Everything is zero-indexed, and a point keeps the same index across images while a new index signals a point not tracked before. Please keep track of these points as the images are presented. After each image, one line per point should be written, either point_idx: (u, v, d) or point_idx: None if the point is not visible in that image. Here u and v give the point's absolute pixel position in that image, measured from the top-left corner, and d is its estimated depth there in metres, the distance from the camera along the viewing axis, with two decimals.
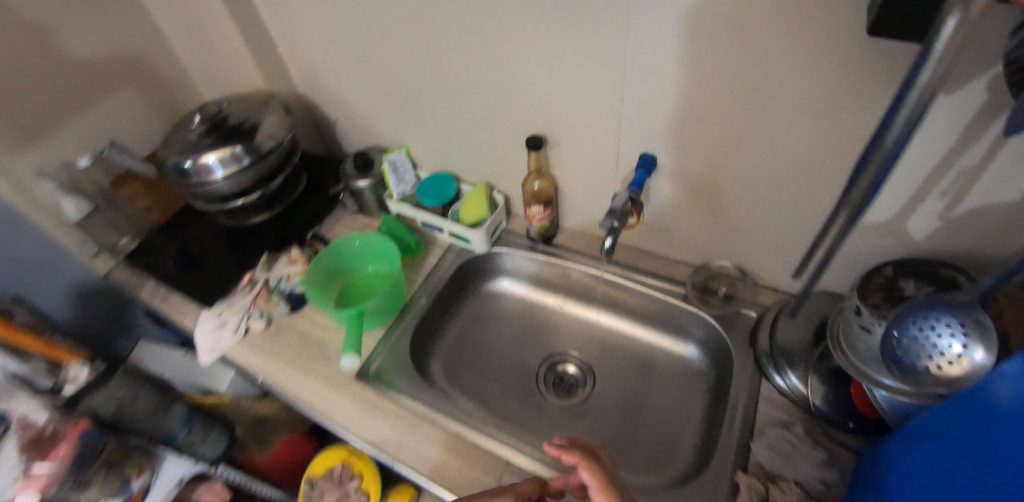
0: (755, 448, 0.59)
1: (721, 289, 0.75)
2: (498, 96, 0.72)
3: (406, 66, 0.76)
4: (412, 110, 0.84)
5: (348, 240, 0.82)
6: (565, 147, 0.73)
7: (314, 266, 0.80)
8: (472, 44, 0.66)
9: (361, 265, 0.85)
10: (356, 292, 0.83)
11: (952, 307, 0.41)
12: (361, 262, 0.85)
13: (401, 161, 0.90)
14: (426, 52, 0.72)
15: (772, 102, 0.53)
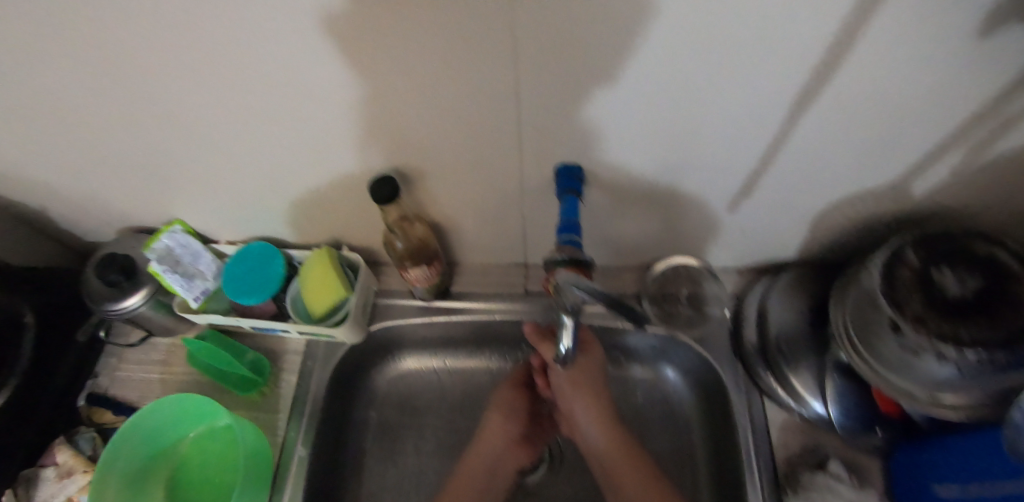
0: None
1: (681, 292, 0.56)
2: (294, 131, 0.42)
3: (101, 112, 0.41)
4: (159, 173, 0.50)
5: (135, 418, 0.50)
6: (432, 180, 0.46)
7: (97, 486, 0.47)
8: (199, 61, 0.35)
9: (181, 432, 0.53)
10: (190, 479, 0.52)
11: None
12: (179, 429, 0.53)
13: (180, 245, 0.55)
14: (122, 86, 0.38)
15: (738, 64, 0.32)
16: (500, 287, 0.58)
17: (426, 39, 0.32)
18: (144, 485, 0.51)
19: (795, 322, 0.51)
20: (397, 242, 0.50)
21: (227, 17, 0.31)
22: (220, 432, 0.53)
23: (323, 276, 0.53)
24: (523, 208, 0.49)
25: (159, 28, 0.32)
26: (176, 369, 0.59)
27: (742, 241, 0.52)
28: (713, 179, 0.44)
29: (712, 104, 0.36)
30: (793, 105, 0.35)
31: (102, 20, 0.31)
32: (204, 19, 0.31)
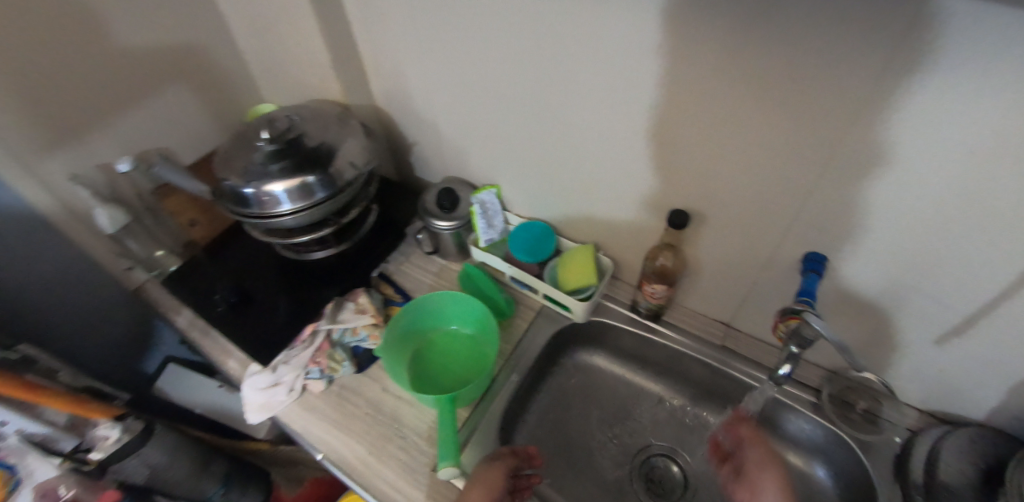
0: None
1: (858, 404, 0.64)
2: (635, 162, 0.62)
3: (524, 109, 0.66)
4: (514, 152, 0.73)
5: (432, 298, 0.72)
6: (706, 229, 0.63)
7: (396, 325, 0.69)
8: (620, 105, 0.57)
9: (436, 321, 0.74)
10: (436, 356, 0.71)
11: None
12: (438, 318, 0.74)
13: (491, 201, 0.79)
14: (553, 102, 0.62)
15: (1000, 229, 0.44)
16: (701, 331, 0.71)
17: (782, 141, 0.49)
18: (410, 344, 0.72)
19: (963, 479, 0.55)
20: (659, 259, 0.67)
21: (665, 91, 0.52)
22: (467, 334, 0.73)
23: (585, 262, 0.71)
24: (760, 277, 0.63)
25: (617, 84, 0.55)
26: (442, 282, 0.80)
27: (937, 380, 0.60)
28: (937, 316, 0.54)
29: (958, 254, 0.48)
30: (1015, 280, 0.46)
31: (588, 69, 0.55)
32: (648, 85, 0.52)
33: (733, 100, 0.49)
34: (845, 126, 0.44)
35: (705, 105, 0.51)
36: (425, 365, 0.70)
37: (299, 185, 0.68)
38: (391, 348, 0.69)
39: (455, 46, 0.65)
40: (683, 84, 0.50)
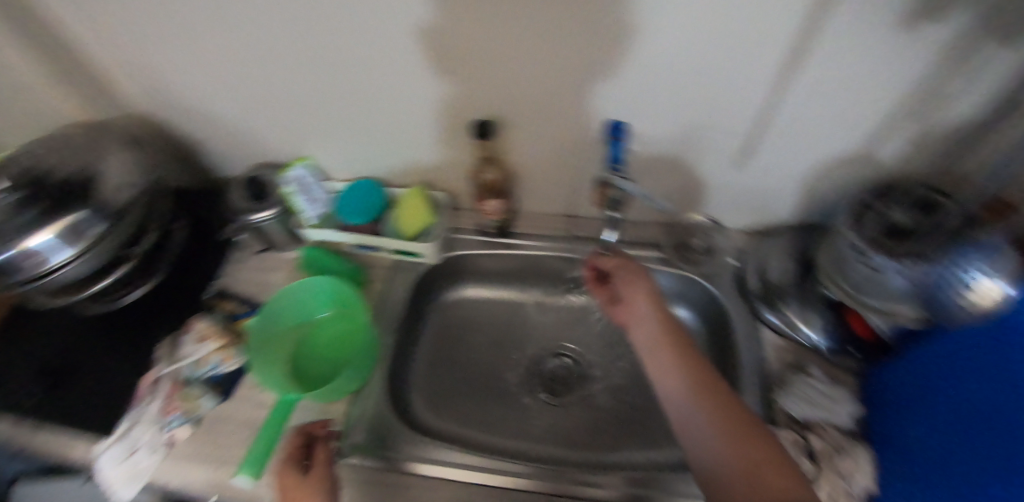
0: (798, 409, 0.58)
1: (695, 244, 0.70)
2: (425, 84, 0.58)
3: (295, 61, 0.59)
4: (308, 113, 0.67)
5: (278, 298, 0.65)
6: (514, 130, 0.62)
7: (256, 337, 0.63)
8: (383, 26, 0.52)
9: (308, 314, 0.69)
10: (314, 351, 0.67)
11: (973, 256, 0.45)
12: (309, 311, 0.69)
13: (305, 177, 0.72)
14: (319, 42, 0.56)
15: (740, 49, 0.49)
16: (550, 229, 0.72)
17: (540, 16, 0.48)
18: (281, 347, 0.66)
19: (785, 273, 0.65)
20: (486, 174, 0.66)
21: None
22: (341, 318, 0.69)
23: (416, 205, 0.69)
24: (578, 160, 0.64)
25: (369, 2, 0.50)
26: (288, 274, 0.74)
27: (745, 201, 0.67)
28: (724, 140, 0.59)
29: (723, 73, 0.52)
30: (776, 79, 0.52)
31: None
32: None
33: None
34: None
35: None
36: (303, 363, 0.66)
37: (66, 226, 0.55)
38: (259, 357, 0.63)
39: (178, 10, 0.54)
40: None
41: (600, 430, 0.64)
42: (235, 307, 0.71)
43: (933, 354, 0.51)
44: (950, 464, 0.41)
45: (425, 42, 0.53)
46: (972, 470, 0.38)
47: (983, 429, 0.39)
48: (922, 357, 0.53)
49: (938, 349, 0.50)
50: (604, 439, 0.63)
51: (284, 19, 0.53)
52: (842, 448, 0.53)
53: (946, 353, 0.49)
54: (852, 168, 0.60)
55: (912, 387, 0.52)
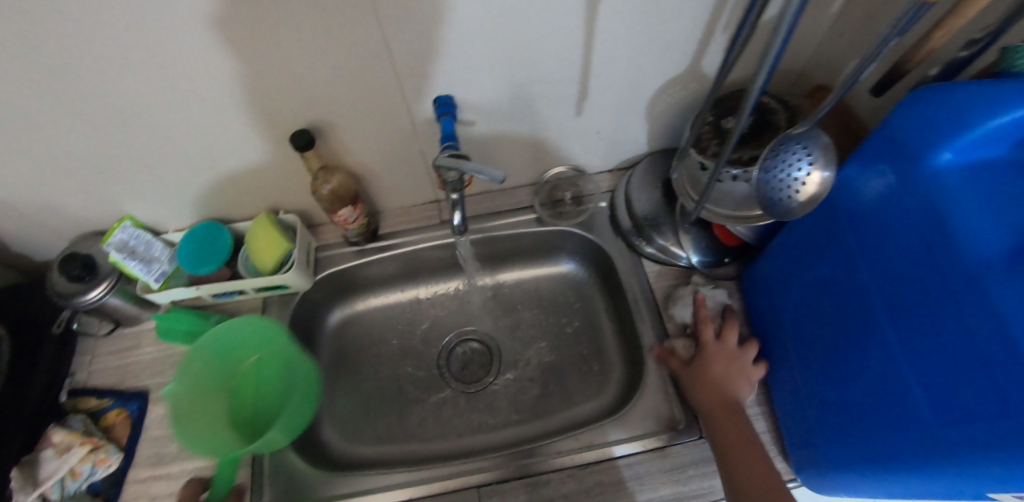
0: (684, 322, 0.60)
1: (567, 196, 0.70)
2: (222, 105, 0.52)
3: (59, 114, 0.50)
4: (106, 167, 0.58)
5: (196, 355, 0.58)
6: (340, 131, 0.57)
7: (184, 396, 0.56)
8: (142, 52, 0.44)
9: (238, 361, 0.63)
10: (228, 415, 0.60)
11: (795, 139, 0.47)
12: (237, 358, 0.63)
13: (133, 238, 0.63)
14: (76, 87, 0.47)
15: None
16: (420, 221, 0.69)
17: (314, 3, 0.43)
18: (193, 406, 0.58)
19: (652, 202, 0.65)
20: (322, 188, 0.59)
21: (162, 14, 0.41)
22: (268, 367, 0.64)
23: (268, 236, 0.62)
24: (420, 144, 0.61)
25: (114, 31, 0.42)
26: (150, 347, 0.66)
27: (599, 143, 0.66)
28: (557, 89, 0.58)
29: (529, 22, 0.50)
30: (586, 18, 0.51)
31: (55, 28, 0.41)
32: (138, 14, 0.41)
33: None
34: None
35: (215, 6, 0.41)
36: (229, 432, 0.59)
37: None
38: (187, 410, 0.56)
39: None
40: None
41: (524, 401, 0.65)
42: (98, 401, 0.63)
43: (784, 245, 0.56)
44: (861, 340, 0.45)
45: (200, 60, 0.46)
46: (888, 342, 0.42)
47: (878, 305, 0.43)
48: (777, 249, 0.57)
49: (790, 239, 0.55)
50: (531, 410, 0.64)
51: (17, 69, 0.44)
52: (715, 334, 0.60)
53: (796, 241, 0.54)
54: (682, 88, 0.62)
55: (776, 277, 0.58)
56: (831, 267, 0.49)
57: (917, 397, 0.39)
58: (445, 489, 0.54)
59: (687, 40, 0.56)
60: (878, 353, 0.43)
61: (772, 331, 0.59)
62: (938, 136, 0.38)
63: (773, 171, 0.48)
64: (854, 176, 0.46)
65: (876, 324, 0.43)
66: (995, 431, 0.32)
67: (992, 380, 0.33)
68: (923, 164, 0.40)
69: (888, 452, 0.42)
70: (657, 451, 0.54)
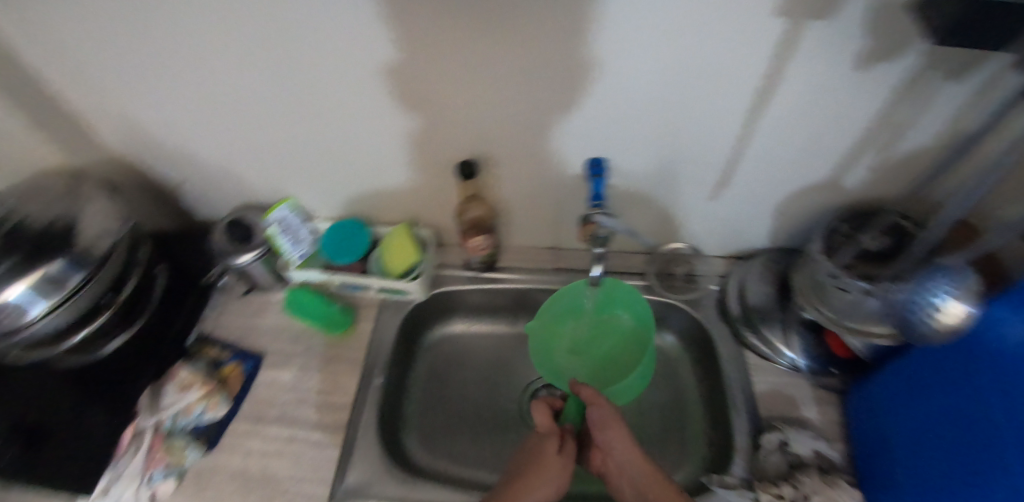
0: (798, 435, 0.59)
1: (678, 271, 0.73)
2: (410, 125, 0.60)
3: (288, 103, 0.60)
4: (295, 154, 0.68)
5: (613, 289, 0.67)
6: (497, 168, 0.64)
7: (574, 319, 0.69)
8: (375, 71, 0.54)
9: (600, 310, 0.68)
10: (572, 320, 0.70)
11: (947, 267, 0.47)
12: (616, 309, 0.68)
13: (287, 219, 0.71)
14: (311, 85, 0.57)
15: (712, 92, 0.53)
16: (537, 262, 0.74)
17: (529, 62, 0.51)
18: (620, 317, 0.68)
19: (766, 296, 0.67)
20: (466, 213, 0.67)
21: (407, 44, 0.50)
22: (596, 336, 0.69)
23: (405, 243, 0.69)
24: (560, 195, 0.66)
25: (367, 54, 0.52)
26: (274, 316, 0.73)
27: (724, 231, 0.70)
28: (700, 172, 0.63)
29: (696, 110, 0.55)
30: (748, 115, 0.56)
31: (328, 43, 0.51)
32: (388, 42, 0.50)
33: (474, 35, 0.49)
34: (571, 35, 0.48)
35: (452, 46, 0.50)
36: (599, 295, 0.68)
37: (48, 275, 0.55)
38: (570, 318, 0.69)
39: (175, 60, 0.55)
40: (426, 33, 0.49)
41: None
42: (220, 351, 0.70)
43: (909, 368, 0.54)
44: (986, 473, 0.42)
45: (418, 88, 0.55)
46: (1014, 481, 0.39)
47: (1006, 439, 0.41)
48: (896, 372, 0.56)
49: (918, 363, 0.53)
50: None
51: (280, 63, 0.54)
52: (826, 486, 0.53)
53: (927, 366, 0.52)
54: (816, 197, 0.65)
55: (891, 398, 0.56)
56: (967, 397, 0.46)
57: None
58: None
59: (835, 154, 0.59)
60: (1002, 491, 0.40)
61: (877, 455, 0.56)
62: None
63: (911, 291, 0.48)
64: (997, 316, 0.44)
65: (1012, 468, 0.39)
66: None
67: None
68: None
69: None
70: None
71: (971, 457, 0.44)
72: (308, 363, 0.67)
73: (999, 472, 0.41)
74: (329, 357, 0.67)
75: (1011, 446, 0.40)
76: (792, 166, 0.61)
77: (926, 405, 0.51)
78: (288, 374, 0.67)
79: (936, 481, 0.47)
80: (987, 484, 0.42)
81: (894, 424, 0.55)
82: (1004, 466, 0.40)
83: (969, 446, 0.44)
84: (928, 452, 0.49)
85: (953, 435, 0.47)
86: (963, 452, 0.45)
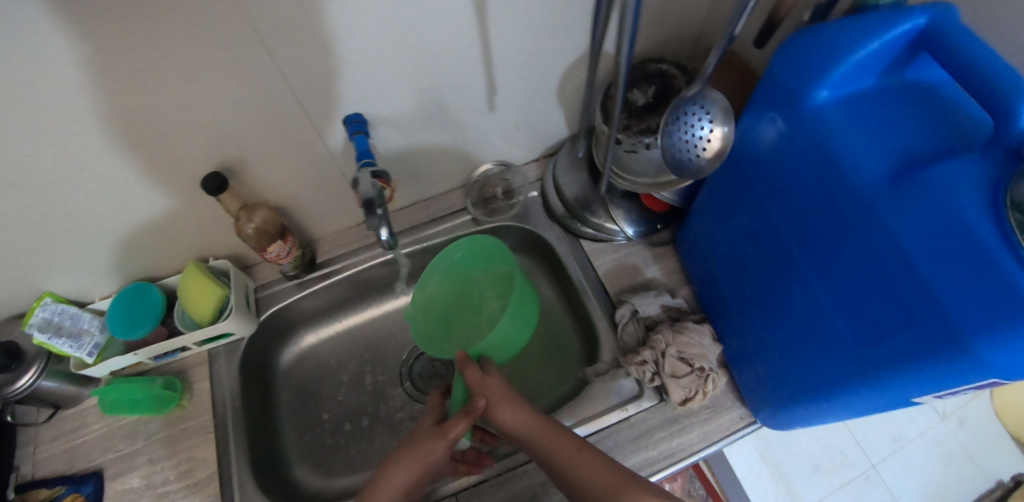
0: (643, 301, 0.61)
1: (497, 192, 0.71)
2: (120, 159, 0.49)
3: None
4: (5, 248, 0.54)
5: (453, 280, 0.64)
6: (255, 167, 0.56)
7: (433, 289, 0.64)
8: (15, 120, 0.42)
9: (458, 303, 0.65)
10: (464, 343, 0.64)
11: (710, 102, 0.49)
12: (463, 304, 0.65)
13: (56, 312, 0.60)
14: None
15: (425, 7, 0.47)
16: (356, 243, 0.69)
17: (196, 44, 0.42)
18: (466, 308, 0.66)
19: (579, 184, 0.67)
20: (246, 227, 0.58)
21: (24, 79, 0.39)
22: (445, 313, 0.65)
23: (198, 284, 0.59)
24: (342, 166, 0.61)
25: None
26: (95, 424, 0.63)
27: (521, 135, 0.68)
28: (466, 91, 0.59)
29: (423, 30, 0.50)
30: (477, 17, 0.51)
31: None
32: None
33: (103, 40, 0.38)
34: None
35: (87, 62, 0.39)
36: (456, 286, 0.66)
37: None
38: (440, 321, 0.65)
39: None
40: (24, 54, 0.37)
41: None
42: (47, 492, 0.60)
43: (710, 203, 0.58)
44: (792, 269, 0.47)
45: (89, 121, 0.44)
46: (808, 279, 0.45)
47: (789, 239, 0.46)
48: (701, 208, 0.59)
49: (714, 194, 0.56)
50: None
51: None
52: (674, 336, 0.57)
53: (719, 193, 0.56)
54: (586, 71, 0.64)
55: (704, 234, 0.60)
56: (750, 215, 0.51)
57: (840, 322, 0.42)
58: (437, 497, 0.54)
59: (580, 23, 0.57)
60: (800, 291, 0.46)
61: (711, 286, 0.60)
62: (821, 77, 0.41)
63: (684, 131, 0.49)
64: (749, 126, 0.49)
65: (806, 271, 0.45)
66: (918, 331, 0.35)
67: (899, 290, 0.36)
68: (807, 105, 0.42)
69: (836, 378, 0.44)
70: (625, 419, 0.57)
71: (771, 272, 0.50)
72: (154, 455, 0.59)
73: (797, 280, 0.46)
74: (175, 438, 0.60)
75: (803, 259, 0.45)
76: (550, 49, 0.58)
77: (723, 229, 0.56)
78: (137, 476, 0.59)
79: (752, 299, 0.53)
80: (790, 289, 0.47)
81: (713, 256, 0.59)
82: (798, 274, 0.46)
83: (765, 262, 0.50)
84: (740, 272, 0.55)
85: (751, 254, 0.52)
86: (764, 267, 0.51)
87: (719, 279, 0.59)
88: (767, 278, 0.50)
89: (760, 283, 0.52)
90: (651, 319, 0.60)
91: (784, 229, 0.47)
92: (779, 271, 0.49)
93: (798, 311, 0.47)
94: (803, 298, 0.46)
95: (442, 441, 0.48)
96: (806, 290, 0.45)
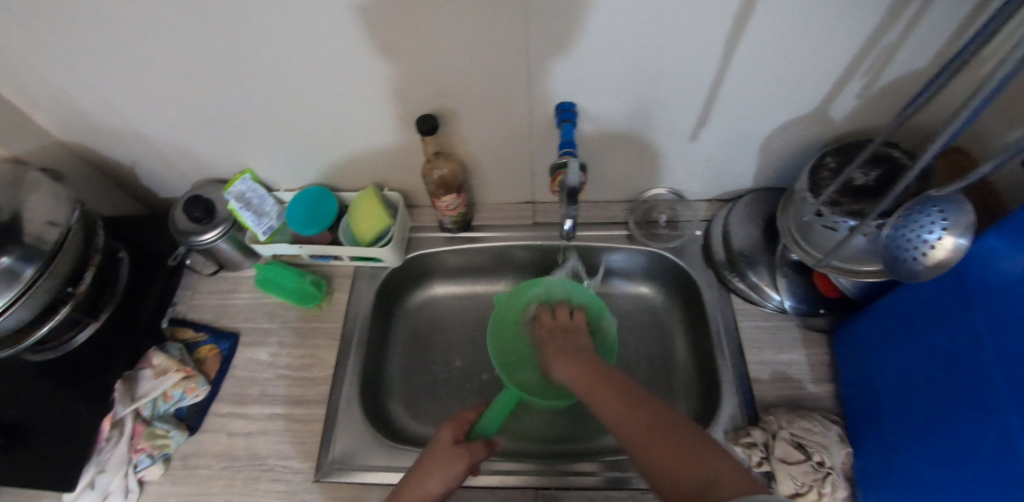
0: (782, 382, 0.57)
1: (661, 219, 0.71)
2: (363, 81, 0.55)
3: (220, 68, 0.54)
4: (243, 122, 0.63)
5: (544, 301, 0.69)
6: (462, 121, 0.60)
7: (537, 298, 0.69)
8: (308, 24, 0.48)
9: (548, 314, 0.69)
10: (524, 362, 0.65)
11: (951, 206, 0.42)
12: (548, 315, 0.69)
13: (250, 190, 0.68)
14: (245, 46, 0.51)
15: (682, 22, 0.47)
16: (513, 220, 0.72)
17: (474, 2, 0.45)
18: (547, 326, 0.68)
19: (750, 239, 0.65)
20: (434, 172, 0.63)
21: None
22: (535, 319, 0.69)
23: (372, 208, 0.65)
24: (531, 146, 0.63)
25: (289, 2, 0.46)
26: (246, 293, 0.71)
27: (705, 172, 0.66)
28: (677, 114, 0.58)
29: (669, 46, 0.50)
30: (725, 47, 0.50)
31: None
32: None
33: None
34: None
35: None
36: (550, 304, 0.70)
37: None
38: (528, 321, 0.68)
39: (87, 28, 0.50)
40: None
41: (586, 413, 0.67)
42: (193, 334, 0.68)
43: (892, 313, 0.52)
44: (977, 421, 0.40)
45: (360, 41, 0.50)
46: (1011, 433, 0.37)
47: (1001, 383, 0.38)
48: (884, 310, 0.53)
49: (901, 305, 0.50)
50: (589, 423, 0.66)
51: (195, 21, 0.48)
52: (798, 430, 0.53)
53: (919, 301, 0.48)
54: (803, 132, 0.60)
55: (878, 337, 0.53)
56: (953, 338, 0.44)
57: None
58: (502, 484, 0.56)
59: (824, 81, 0.54)
60: (997, 445, 0.38)
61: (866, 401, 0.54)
62: None
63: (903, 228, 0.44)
64: (988, 246, 0.41)
65: (1012, 423, 0.37)
66: None
67: None
68: None
69: None
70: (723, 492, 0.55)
71: (961, 410, 0.42)
72: (284, 339, 0.66)
73: (997, 430, 0.38)
74: (307, 332, 0.66)
75: (1015, 409, 0.36)
76: (777, 100, 0.56)
77: (909, 341, 0.49)
78: (265, 351, 0.66)
79: (921, 429, 0.46)
80: (984, 435, 0.39)
81: (884, 363, 0.52)
82: (1002, 424, 0.38)
83: (957, 397, 0.42)
84: (915, 396, 0.47)
85: (939, 381, 0.45)
86: (954, 401, 0.43)
87: (881, 392, 0.52)
88: (953, 415, 0.43)
89: (942, 416, 0.44)
90: (775, 407, 0.57)
91: (1000, 370, 0.38)
92: (974, 413, 0.40)
93: (987, 466, 0.39)
94: (1002, 450, 0.37)
95: (459, 463, 0.49)
96: (1008, 446, 0.37)
